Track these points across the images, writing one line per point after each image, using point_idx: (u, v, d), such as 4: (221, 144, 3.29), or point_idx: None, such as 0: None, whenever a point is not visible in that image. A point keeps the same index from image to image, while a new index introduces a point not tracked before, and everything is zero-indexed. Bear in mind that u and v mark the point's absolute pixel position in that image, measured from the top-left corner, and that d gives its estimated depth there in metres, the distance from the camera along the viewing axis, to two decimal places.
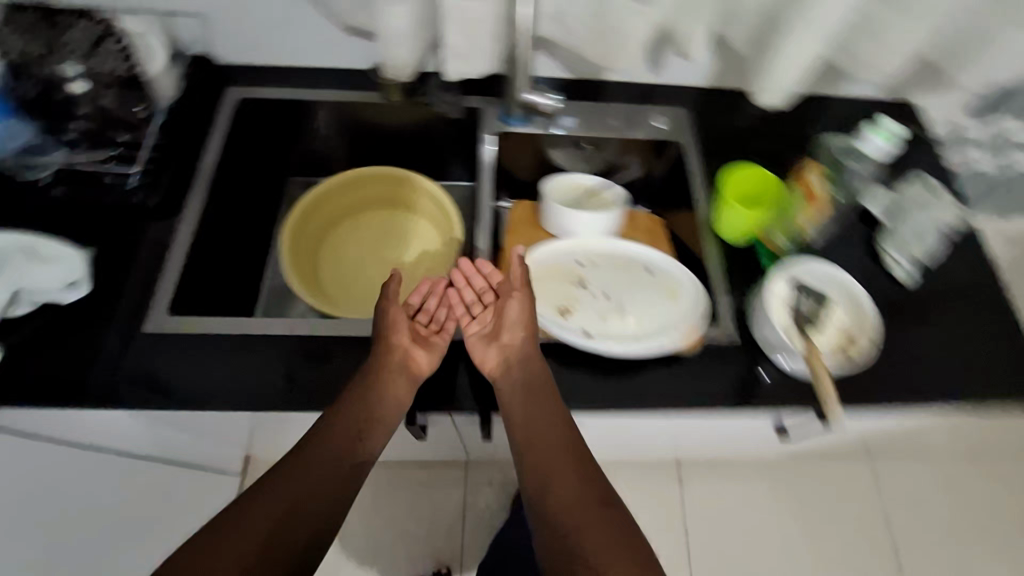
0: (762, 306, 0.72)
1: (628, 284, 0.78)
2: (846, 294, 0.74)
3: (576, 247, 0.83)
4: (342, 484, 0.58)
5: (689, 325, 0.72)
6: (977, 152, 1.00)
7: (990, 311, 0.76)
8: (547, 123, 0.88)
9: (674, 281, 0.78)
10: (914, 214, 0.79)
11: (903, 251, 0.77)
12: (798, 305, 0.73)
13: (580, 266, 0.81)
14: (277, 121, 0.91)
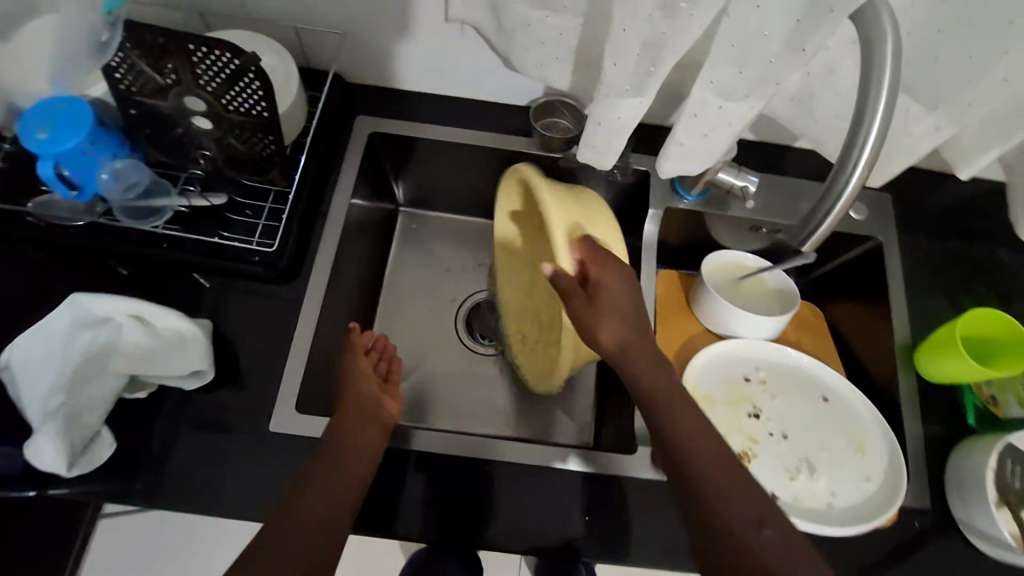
0: (980, 486, 0.61)
1: (807, 417, 0.68)
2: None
3: (743, 354, 0.71)
4: (342, 499, 0.53)
5: (891, 491, 0.62)
6: None
7: None
8: (724, 200, 0.73)
9: (861, 415, 0.68)
10: None
11: None
12: (1015, 477, 0.62)
13: (747, 382, 0.69)
14: (403, 155, 0.79)
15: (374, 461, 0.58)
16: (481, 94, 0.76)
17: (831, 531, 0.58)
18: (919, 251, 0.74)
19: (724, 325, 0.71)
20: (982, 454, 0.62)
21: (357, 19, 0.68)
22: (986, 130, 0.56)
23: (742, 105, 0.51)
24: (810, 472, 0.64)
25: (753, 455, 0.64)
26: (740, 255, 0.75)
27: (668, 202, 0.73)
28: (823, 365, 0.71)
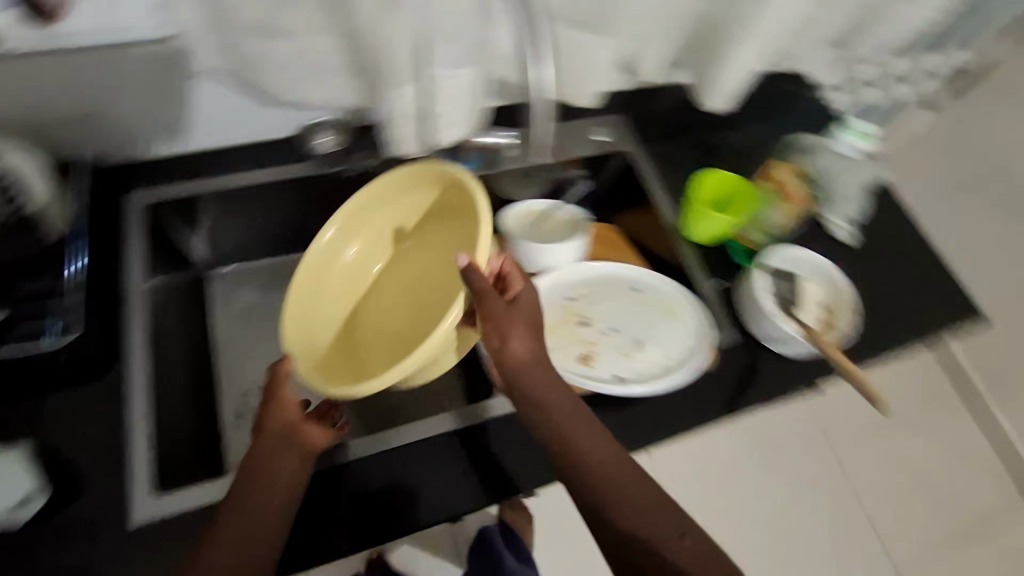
0: (761, 305, 0.75)
1: (626, 308, 0.80)
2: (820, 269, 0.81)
3: (561, 278, 0.81)
4: (274, 524, 0.55)
5: (702, 339, 0.75)
6: None
7: (911, 249, 0.89)
8: (498, 159, 0.84)
9: (665, 288, 0.80)
10: (858, 184, 0.86)
11: (843, 217, 0.87)
12: (779, 288, 0.78)
13: (571, 299, 0.80)
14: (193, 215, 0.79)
15: (295, 487, 0.57)
16: (248, 134, 0.80)
17: (669, 386, 0.70)
18: (661, 149, 0.91)
19: (536, 262, 0.81)
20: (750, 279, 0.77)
21: (89, 100, 0.68)
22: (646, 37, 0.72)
23: (465, 70, 0.63)
24: (642, 349, 0.76)
25: (595, 353, 0.75)
26: (526, 204, 0.86)
27: (450, 175, 0.82)
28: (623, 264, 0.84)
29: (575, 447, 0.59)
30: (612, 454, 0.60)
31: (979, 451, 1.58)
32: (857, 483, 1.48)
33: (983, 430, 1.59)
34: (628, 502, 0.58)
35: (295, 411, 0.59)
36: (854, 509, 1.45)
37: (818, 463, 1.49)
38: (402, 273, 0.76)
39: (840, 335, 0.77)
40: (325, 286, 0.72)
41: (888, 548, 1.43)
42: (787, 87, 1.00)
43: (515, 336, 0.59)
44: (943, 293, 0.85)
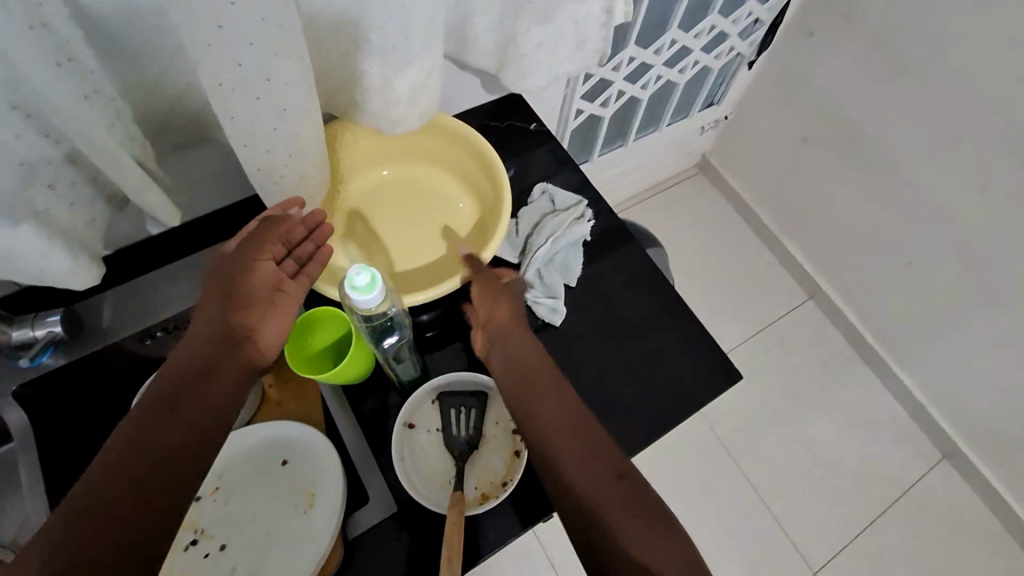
0: (405, 456, 0.61)
1: (267, 507, 0.64)
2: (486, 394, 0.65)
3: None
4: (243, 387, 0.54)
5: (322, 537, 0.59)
6: (616, 82, 1.11)
7: (642, 318, 0.73)
8: (97, 332, 0.68)
9: (319, 470, 0.64)
10: (541, 246, 0.71)
11: (547, 292, 0.71)
12: (446, 424, 0.63)
13: (199, 499, 0.64)
14: None
15: (251, 376, 0.55)
16: None
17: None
18: None
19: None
20: (401, 415, 0.63)
21: None
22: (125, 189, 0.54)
23: None
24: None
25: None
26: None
27: (24, 376, 0.64)
28: (264, 429, 0.67)
29: (556, 434, 0.52)
30: (581, 439, 0.52)
31: (894, 415, 1.41)
32: (754, 484, 1.33)
33: (891, 391, 1.41)
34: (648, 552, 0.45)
35: (275, 250, 0.60)
36: (754, 514, 1.31)
37: (712, 469, 1.34)
38: (426, 202, 0.77)
39: (509, 487, 0.60)
40: (373, 206, 0.76)
41: (797, 551, 1.28)
42: (497, 127, 0.84)
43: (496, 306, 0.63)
44: (678, 370, 0.70)
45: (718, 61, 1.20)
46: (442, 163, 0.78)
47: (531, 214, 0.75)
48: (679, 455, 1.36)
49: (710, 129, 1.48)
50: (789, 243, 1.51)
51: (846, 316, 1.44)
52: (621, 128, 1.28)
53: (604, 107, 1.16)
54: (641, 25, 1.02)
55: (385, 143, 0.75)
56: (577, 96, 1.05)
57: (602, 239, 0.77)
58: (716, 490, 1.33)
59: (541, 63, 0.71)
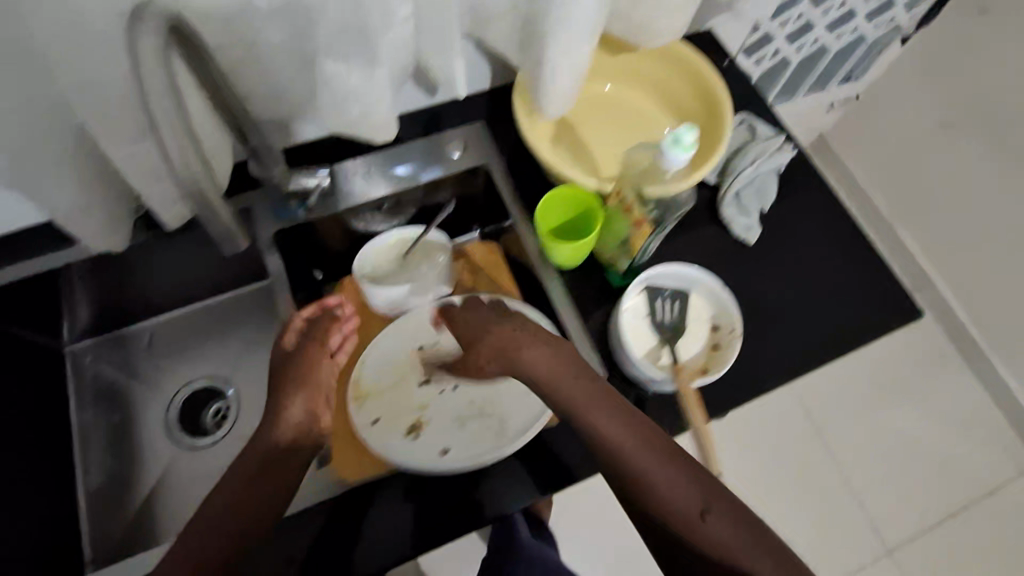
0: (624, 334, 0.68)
1: None
2: (687, 292, 0.72)
3: (414, 321, 0.72)
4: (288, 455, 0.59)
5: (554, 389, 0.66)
6: (776, 40, 1.11)
7: (831, 249, 0.78)
8: (336, 196, 0.74)
9: (533, 330, 0.71)
10: (746, 169, 0.77)
11: (744, 213, 0.77)
12: (655, 309, 0.70)
13: (420, 349, 0.71)
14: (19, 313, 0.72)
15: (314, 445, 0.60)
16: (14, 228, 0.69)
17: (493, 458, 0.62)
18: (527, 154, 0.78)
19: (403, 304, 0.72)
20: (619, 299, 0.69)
21: None
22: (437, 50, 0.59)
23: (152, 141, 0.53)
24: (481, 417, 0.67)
25: (426, 421, 0.67)
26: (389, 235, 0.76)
27: (280, 225, 0.72)
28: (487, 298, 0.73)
29: (630, 467, 0.54)
30: (648, 448, 0.54)
31: (980, 409, 1.46)
32: (836, 454, 1.40)
33: (986, 385, 1.46)
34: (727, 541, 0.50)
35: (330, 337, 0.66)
36: (833, 481, 1.38)
37: (800, 433, 1.41)
38: (634, 122, 0.78)
39: (712, 374, 0.66)
40: (585, 117, 0.78)
41: (870, 517, 1.36)
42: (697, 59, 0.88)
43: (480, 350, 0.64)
44: (863, 298, 0.76)
45: (875, 32, 1.22)
46: (659, 90, 0.78)
47: (732, 142, 0.80)
48: (768, 417, 1.42)
49: (837, 107, 1.48)
50: (900, 230, 1.54)
51: (949, 308, 1.48)
52: (765, 88, 1.27)
53: (758, 64, 1.16)
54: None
55: (612, 60, 0.76)
56: (744, 46, 1.08)
57: (795, 173, 0.81)
58: (801, 454, 1.39)
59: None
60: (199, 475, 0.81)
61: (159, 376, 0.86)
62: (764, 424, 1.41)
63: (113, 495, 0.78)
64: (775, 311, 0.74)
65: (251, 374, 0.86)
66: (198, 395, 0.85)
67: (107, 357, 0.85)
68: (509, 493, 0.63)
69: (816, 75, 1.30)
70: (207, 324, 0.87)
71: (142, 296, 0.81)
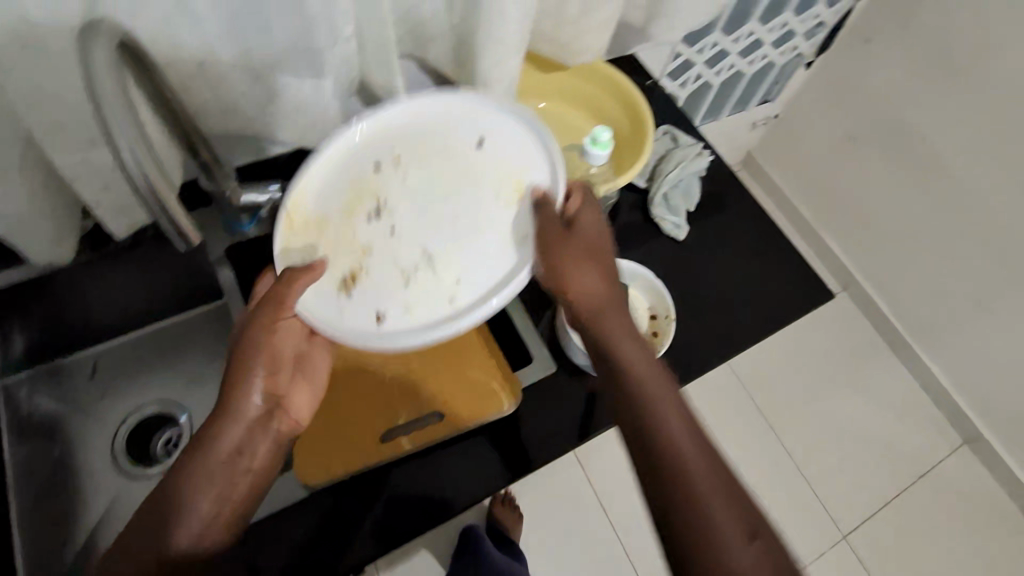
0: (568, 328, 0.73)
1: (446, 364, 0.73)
2: (627, 286, 0.77)
3: (382, 126, 0.60)
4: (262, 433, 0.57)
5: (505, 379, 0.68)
6: (696, 64, 1.23)
7: (753, 240, 0.86)
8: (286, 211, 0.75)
9: (526, 163, 0.59)
10: (672, 172, 0.84)
11: (673, 212, 0.84)
12: None
13: (391, 161, 0.59)
14: None
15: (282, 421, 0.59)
16: None
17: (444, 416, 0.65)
18: None
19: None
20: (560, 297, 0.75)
21: None
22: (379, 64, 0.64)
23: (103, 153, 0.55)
24: (429, 268, 0.56)
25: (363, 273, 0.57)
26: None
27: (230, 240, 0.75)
28: None
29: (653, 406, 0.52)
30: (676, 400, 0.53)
31: (914, 396, 1.56)
32: (787, 448, 1.47)
33: (915, 376, 1.57)
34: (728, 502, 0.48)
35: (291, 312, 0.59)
36: (786, 473, 1.44)
37: (751, 433, 1.47)
38: (566, 135, 0.85)
39: (652, 356, 0.71)
40: None
41: (820, 508, 1.42)
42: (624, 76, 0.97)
43: (573, 271, 0.57)
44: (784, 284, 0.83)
45: (782, 57, 1.36)
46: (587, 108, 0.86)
47: (658, 149, 0.88)
48: (719, 421, 1.48)
49: (760, 126, 1.63)
50: (825, 236, 1.67)
51: (876, 306, 1.60)
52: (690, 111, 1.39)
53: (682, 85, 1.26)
54: (730, 13, 1.14)
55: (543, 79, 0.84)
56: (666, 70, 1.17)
57: (716, 176, 0.89)
58: (753, 453, 1.45)
59: (681, 26, 0.81)
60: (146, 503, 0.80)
61: (104, 406, 0.84)
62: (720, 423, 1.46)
63: (58, 523, 0.76)
64: (707, 298, 0.80)
65: (201, 397, 0.86)
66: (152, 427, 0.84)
67: (46, 391, 0.82)
68: (470, 486, 0.65)
69: (735, 98, 1.42)
70: (157, 351, 0.87)
71: (89, 323, 0.80)
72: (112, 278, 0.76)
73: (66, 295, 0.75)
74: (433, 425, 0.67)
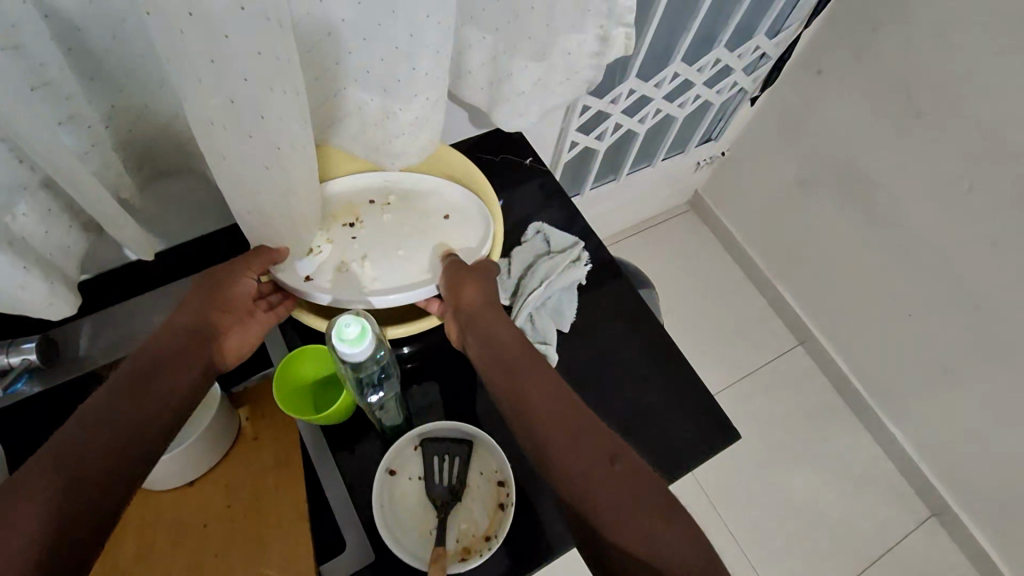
0: (387, 505, 0.60)
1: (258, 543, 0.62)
2: (472, 444, 0.63)
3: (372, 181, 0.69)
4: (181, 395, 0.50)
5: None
6: (613, 115, 1.06)
7: (634, 365, 0.71)
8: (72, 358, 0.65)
9: (468, 236, 0.66)
10: (536, 288, 0.69)
11: (538, 336, 0.69)
12: (428, 470, 0.62)
13: (370, 204, 0.67)
14: None
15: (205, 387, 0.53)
16: None
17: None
18: None
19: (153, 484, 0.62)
20: (383, 460, 0.62)
21: None
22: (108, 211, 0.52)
23: None
24: (364, 263, 0.63)
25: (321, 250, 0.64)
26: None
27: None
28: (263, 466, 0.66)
29: (525, 399, 0.53)
30: (547, 377, 0.54)
31: (879, 464, 1.41)
32: (734, 530, 1.32)
33: (880, 441, 1.41)
34: (604, 474, 0.47)
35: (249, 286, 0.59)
36: (732, 559, 1.29)
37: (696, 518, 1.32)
38: None
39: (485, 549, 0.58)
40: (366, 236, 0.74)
41: None
42: (497, 152, 0.81)
43: (466, 288, 0.60)
44: (666, 422, 0.69)
45: (721, 95, 1.19)
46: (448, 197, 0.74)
47: (525, 253, 0.73)
48: None
49: (706, 165, 1.47)
50: (780, 286, 1.52)
51: (835, 363, 1.45)
52: (617, 159, 1.23)
53: (599, 140, 1.10)
54: (642, 62, 0.99)
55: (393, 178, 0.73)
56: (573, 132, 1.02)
57: (595, 282, 0.75)
58: None
59: (535, 102, 0.67)
60: None
61: None
62: None
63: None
64: None
65: None
66: None
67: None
68: None
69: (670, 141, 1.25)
70: None
71: None
72: None
73: None
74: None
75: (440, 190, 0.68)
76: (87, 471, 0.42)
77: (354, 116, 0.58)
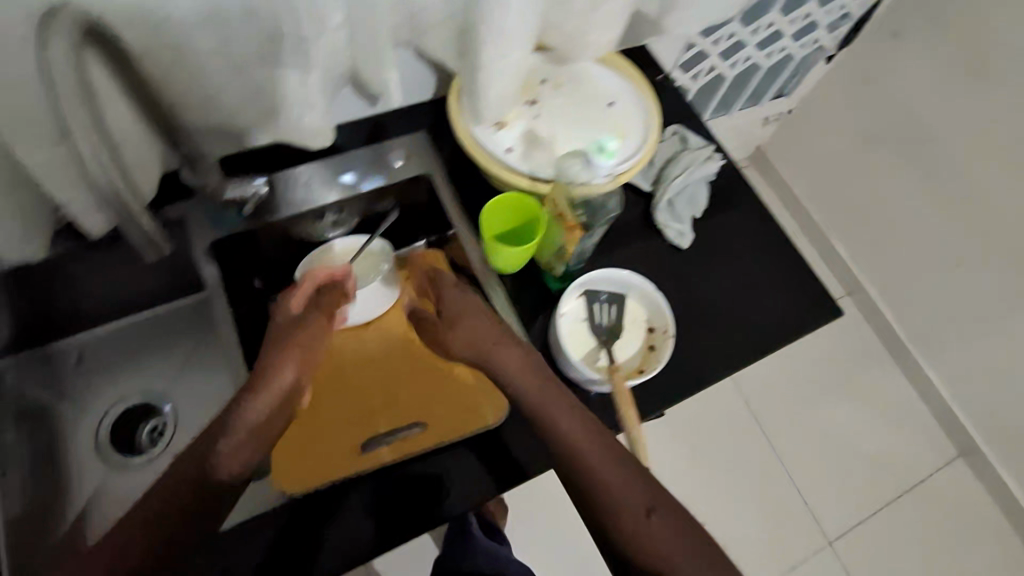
0: (560, 341, 0.70)
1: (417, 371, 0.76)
2: (626, 294, 0.74)
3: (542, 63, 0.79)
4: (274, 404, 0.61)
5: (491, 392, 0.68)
6: (711, 56, 1.16)
7: (762, 249, 0.82)
8: (277, 205, 0.76)
9: (631, 120, 0.76)
10: (677, 178, 0.80)
11: (677, 219, 0.80)
12: (593, 315, 0.72)
13: (542, 83, 0.78)
14: None
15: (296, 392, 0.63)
16: None
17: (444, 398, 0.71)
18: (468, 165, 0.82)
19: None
20: (555, 305, 0.72)
21: None
22: (372, 61, 0.62)
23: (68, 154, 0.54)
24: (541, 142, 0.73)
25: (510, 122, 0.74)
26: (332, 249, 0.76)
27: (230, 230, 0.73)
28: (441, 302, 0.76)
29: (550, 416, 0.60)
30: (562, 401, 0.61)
31: (911, 403, 1.55)
32: (778, 448, 1.46)
33: (917, 387, 1.55)
34: (622, 487, 0.55)
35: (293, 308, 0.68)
36: (778, 474, 1.43)
37: (745, 435, 1.46)
38: None
39: (646, 372, 0.69)
40: None
41: (811, 511, 1.41)
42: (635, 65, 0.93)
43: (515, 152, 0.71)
44: (788, 297, 0.80)
45: (802, 50, 1.30)
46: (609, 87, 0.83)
47: (663, 149, 0.84)
48: (714, 424, 1.46)
49: (772, 120, 1.58)
50: (832, 236, 1.65)
51: (880, 311, 1.58)
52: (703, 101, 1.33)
53: (695, 79, 1.21)
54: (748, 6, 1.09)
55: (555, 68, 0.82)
56: (679, 65, 1.12)
57: (724, 180, 0.86)
58: (743, 460, 1.44)
59: (691, 19, 0.77)
60: (129, 494, 0.81)
61: (90, 395, 0.86)
62: (707, 441, 1.44)
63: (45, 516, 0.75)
64: (707, 311, 0.77)
65: (186, 394, 0.87)
66: (136, 417, 0.86)
67: (31, 376, 0.82)
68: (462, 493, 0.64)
69: (749, 92, 1.37)
70: (138, 344, 0.88)
71: (76, 310, 0.81)
72: (97, 268, 0.77)
73: (48, 286, 0.76)
74: (411, 437, 0.66)
75: (602, 81, 0.79)
76: (196, 482, 0.54)
77: (560, 7, 0.66)
